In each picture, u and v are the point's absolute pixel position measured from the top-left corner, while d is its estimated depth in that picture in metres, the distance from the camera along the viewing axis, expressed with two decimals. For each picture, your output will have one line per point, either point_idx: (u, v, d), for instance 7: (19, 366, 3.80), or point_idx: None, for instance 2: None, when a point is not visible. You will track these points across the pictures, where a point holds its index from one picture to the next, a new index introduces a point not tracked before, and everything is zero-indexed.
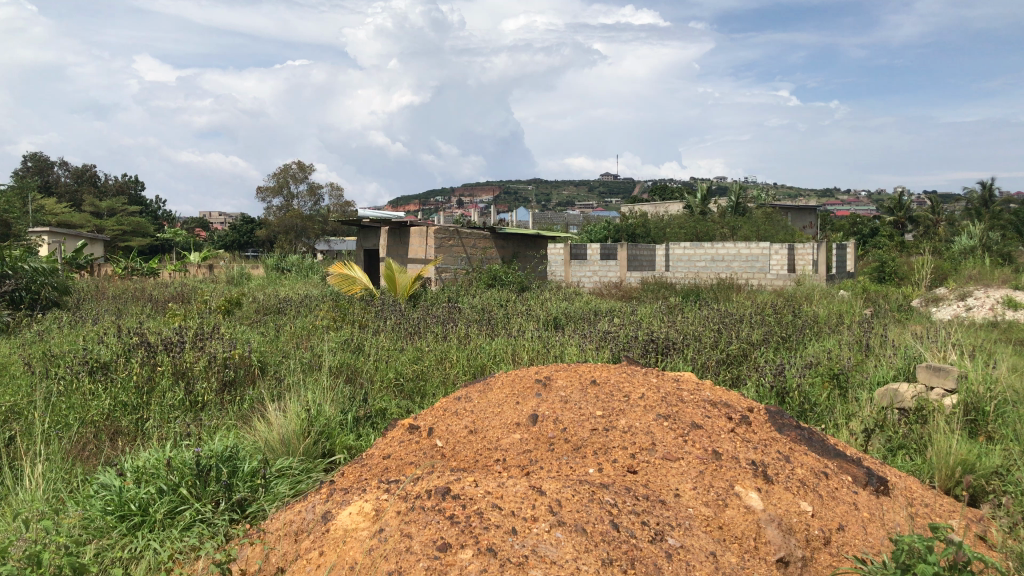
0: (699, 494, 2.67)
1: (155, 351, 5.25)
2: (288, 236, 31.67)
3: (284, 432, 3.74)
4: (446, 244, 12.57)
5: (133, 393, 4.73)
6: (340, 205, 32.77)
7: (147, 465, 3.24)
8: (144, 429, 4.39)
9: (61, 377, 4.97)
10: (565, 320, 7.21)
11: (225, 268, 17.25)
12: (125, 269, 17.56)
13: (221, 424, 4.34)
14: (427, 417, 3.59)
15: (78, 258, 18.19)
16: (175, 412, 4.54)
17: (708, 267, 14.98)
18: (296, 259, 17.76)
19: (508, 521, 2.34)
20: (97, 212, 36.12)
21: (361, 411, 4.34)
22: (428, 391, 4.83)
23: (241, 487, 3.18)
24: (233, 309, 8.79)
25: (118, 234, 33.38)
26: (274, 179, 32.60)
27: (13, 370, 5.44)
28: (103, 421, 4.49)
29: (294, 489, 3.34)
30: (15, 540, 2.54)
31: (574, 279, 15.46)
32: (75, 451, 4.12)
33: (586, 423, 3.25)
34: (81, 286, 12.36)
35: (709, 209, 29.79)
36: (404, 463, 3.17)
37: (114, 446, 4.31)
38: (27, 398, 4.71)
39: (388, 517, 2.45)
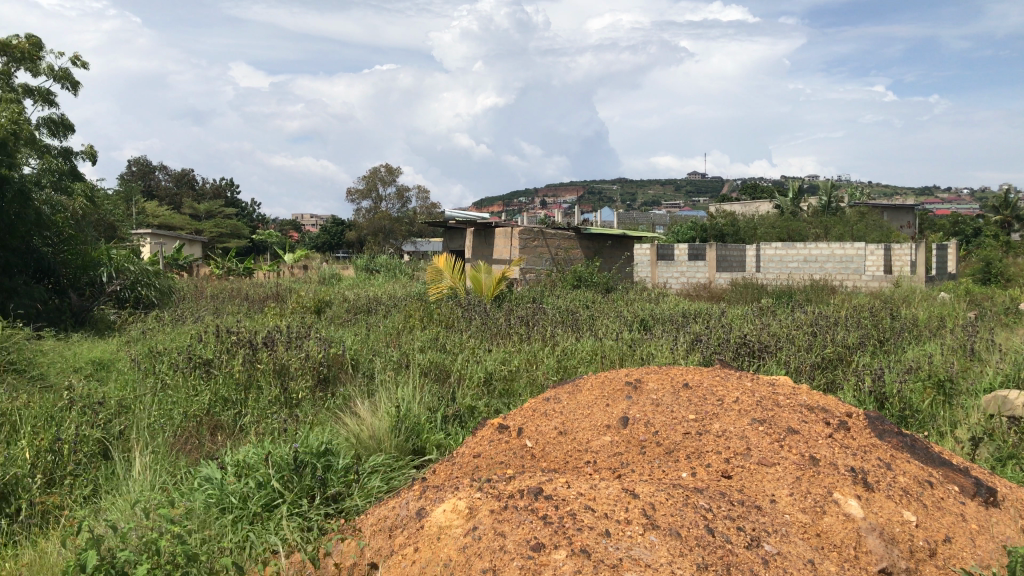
0: (797, 500, 2.61)
1: (254, 348, 5.43)
2: (376, 237, 32.39)
3: (377, 430, 3.84)
4: (531, 245, 12.63)
5: (233, 389, 4.92)
6: (426, 207, 33.18)
7: (247, 460, 3.36)
8: (242, 425, 4.57)
9: (165, 372, 5.20)
10: (652, 321, 7.14)
11: (317, 269, 17.74)
12: (223, 270, 18.24)
13: (316, 420, 4.47)
14: (516, 417, 3.61)
15: (180, 258, 18.98)
16: (272, 408, 4.70)
17: (801, 268, 14.62)
18: (384, 260, 18.11)
19: (601, 523, 2.34)
20: (195, 216, 37.55)
21: (450, 410, 4.38)
22: (517, 391, 4.87)
23: (336, 482, 3.27)
24: (324, 309, 9.04)
25: (215, 236, 34.61)
26: (363, 182, 33.26)
27: (121, 365, 5.72)
28: (204, 416, 4.68)
29: (388, 485, 3.41)
30: (133, 526, 2.67)
31: (661, 280, 15.27)
32: (179, 444, 4.32)
33: (678, 427, 3.22)
34: (182, 286, 12.89)
35: (801, 209, 29.02)
36: (495, 463, 3.20)
37: (214, 440, 4.49)
38: (135, 393, 4.94)
39: (482, 515, 2.48)
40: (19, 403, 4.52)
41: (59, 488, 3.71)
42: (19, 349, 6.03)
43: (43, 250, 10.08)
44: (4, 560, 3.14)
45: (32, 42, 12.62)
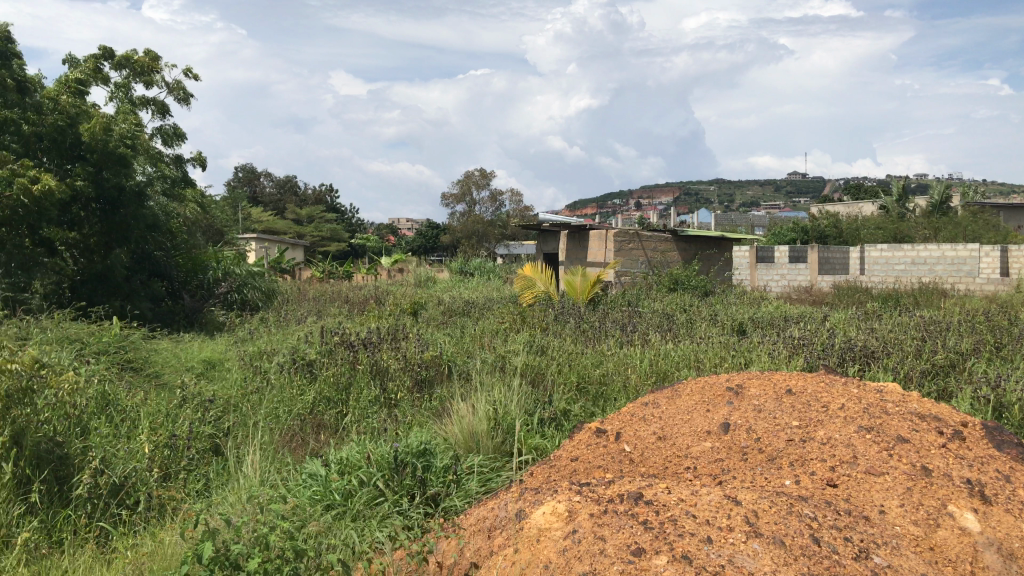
0: (908, 511, 2.53)
1: (354, 350, 5.57)
2: (471, 240, 32.83)
3: (475, 430, 3.90)
4: (626, 248, 12.57)
5: (334, 389, 5.08)
6: (520, 210, 33.32)
7: (350, 458, 3.47)
8: (344, 424, 4.70)
9: (271, 373, 5.39)
10: (752, 326, 6.97)
11: (414, 272, 18.08)
12: (324, 274, 18.80)
13: (415, 421, 4.56)
14: (614, 421, 3.60)
15: (284, 262, 19.64)
16: (372, 408, 4.81)
17: (908, 271, 14.09)
18: (479, 263, 18.30)
19: (703, 529, 2.32)
20: (298, 220, 38.72)
21: (547, 412, 4.39)
22: (612, 394, 4.84)
23: (435, 482, 3.33)
24: (420, 311, 9.21)
25: (315, 240, 35.62)
26: (458, 186, 33.69)
27: (230, 365, 5.95)
28: (308, 415, 4.83)
29: (486, 486, 3.45)
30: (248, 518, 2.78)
31: (760, 283, 15.09)
32: (284, 441, 4.47)
33: (781, 434, 3.16)
34: (286, 289, 13.34)
35: (910, 210, 27.92)
36: (593, 467, 3.21)
37: (318, 438, 4.63)
38: (244, 390, 5.14)
39: (581, 518, 2.48)
40: (137, 400, 4.76)
41: (174, 481, 3.89)
42: (136, 349, 6.34)
43: (157, 254, 10.60)
44: (126, 549, 3.32)
45: (149, 56, 13.24)
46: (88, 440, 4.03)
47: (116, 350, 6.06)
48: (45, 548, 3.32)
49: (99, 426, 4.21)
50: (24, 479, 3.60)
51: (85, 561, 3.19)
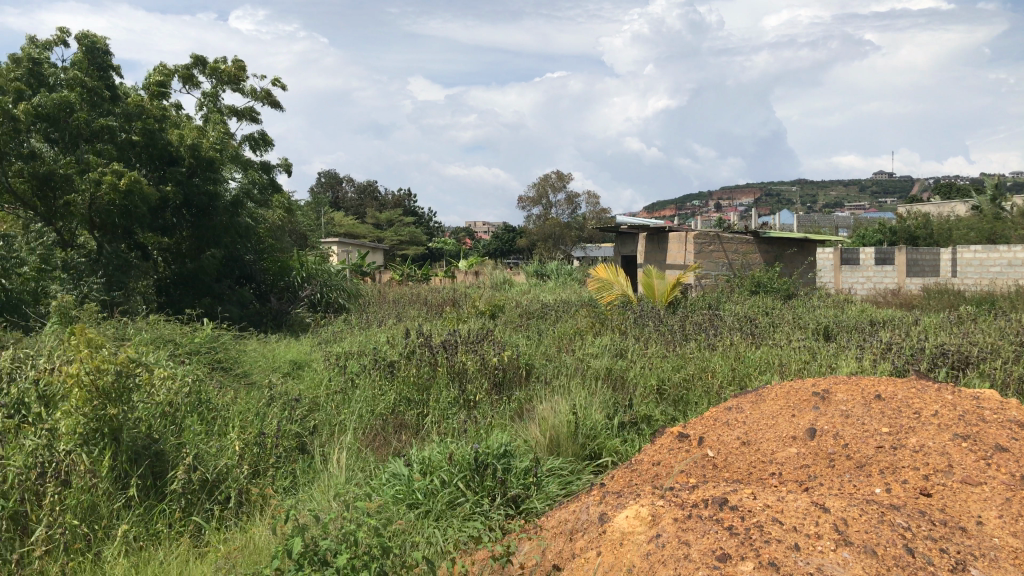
0: (1007, 523, 2.43)
1: (434, 351, 5.63)
2: (547, 243, 32.87)
3: (555, 432, 3.91)
4: (706, 250, 12.40)
5: (414, 390, 5.17)
6: (596, 213, 33.20)
7: (431, 458, 3.53)
8: (424, 424, 4.77)
9: (354, 373, 5.50)
10: (838, 330, 6.78)
11: (492, 275, 18.20)
12: (402, 277, 19.08)
13: (494, 422, 4.58)
14: (696, 425, 3.58)
15: (365, 265, 20.04)
16: (452, 409, 4.87)
17: (1004, 273, 13.48)
18: (556, 266, 18.30)
19: (790, 536, 2.28)
20: (377, 224, 39.39)
21: (627, 416, 4.35)
22: (692, 399, 4.78)
23: (516, 484, 3.35)
24: (498, 314, 9.26)
25: (395, 243, 36.16)
26: (535, 189, 33.75)
27: (314, 365, 6.10)
28: (389, 414, 4.92)
29: (566, 489, 3.47)
30: (337, 515, 2.85)
31: (845, 286, 14.70)
32: (367, 440, 4.57)
33: (871, 440, 3.09)
34: (367, 291, 13.60)
35: (1005, 210, 26.75)
36: (676, 471, 3.19)
37: (398, 437, 4.71)
38: (327, 391, 5.26)
39: (665, 523, 2.47)
40: (227, 399, 4.92)
41: (263, 478, 4.02)
42: (226, 350, 6.55)
43: (245, 258, 10.94)
44: (219, 542, 3.45)
45: (235, 65, 13.65)
46: (182, 437, 4.19)
47: (207, 350, 6.28)
48: (143, 539, 3.47)
49: (192, 424, 4.37)
50: (122, 473, 3.76)
51: (180, 554, 3.32)
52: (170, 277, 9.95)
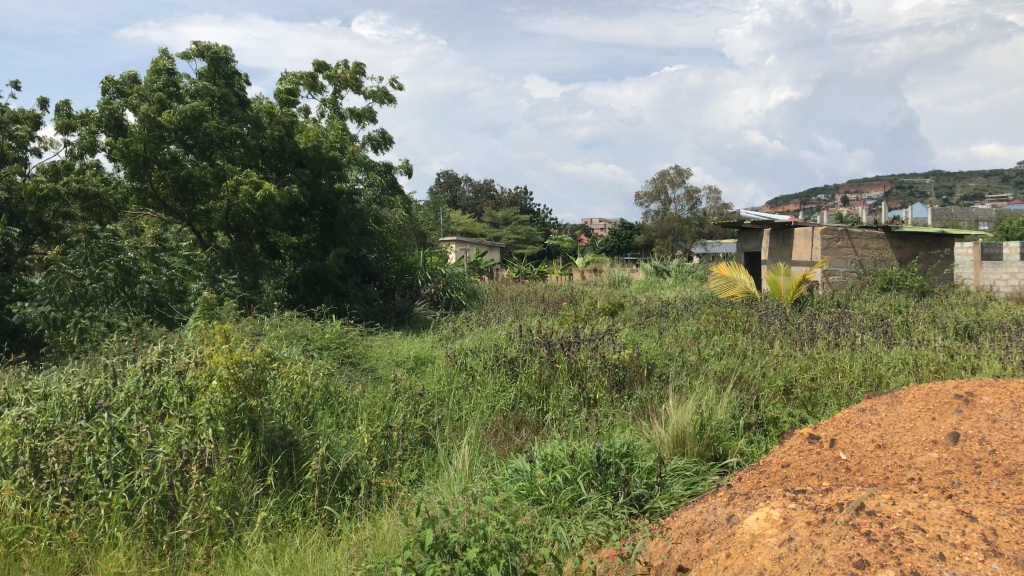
0: None
1: (554, 349, 5.62)
2: (666, 239, 32.46)
3: (677, 432, 3.87)
4: (834, 246, 11.98)
5: (534, 387, 5.20)
6: (717, 208, 32.51)
7: (554, 454, 3.56)
8: (546, 421, 4.80)
9: (476, 371, 5.57)
10: (979, 330, 6.40)
11: (610, 273, 18.09)
12: (520, 275, 19.24)
13: (617, 421, 4.57)
14: (828, 427, 3.48)
15: (483, 264, 20.32)
16: (573, 407, 4.89)
17: None
18: (675, 263, 18.02)
19: (934, 545, 2.18)
20: (494, 224, 39.87)
21: (752, 417, 4.25)
22: (821, 401, 4.62)
23: (639, 483, 3.35)
24: (618, 312, 9.22)
25: (512, 241, 36.50)
26: (653, 185, 33.35)
27: (437, 361, 6.24)
28: (510, 411, 4.98)
29: (690, 489, 3.43)
30: (465, 507, 2.92)
31: (986, 282, 13.88)
32: (489, 436, 4.64)
33: (1021, 446, 2.91)
34: (487, 289, 13.76)
35: None
36: (806, 473, 3.10)
37: (519, 433, 4.76)
38: (449, 387, 5.35)
39: (797, 526, 2.42)
40: (354, 392, 5.09)
41: (390, 470, 4.14)
42: (353, 345, 6.79)
43: (368, 257, 11.24)
44: (351, 531, 3.59)
45: (353, 69, 14.08)
46: (314, 429, 4.36)
47: (337, 346, 6.53)
48: (280, 526, 3.63)
49: (323, 416, 4.56)
50: (261, 462, 3.96)
51: (315, 541, 3.47)
52: (298, 275, 10.33)
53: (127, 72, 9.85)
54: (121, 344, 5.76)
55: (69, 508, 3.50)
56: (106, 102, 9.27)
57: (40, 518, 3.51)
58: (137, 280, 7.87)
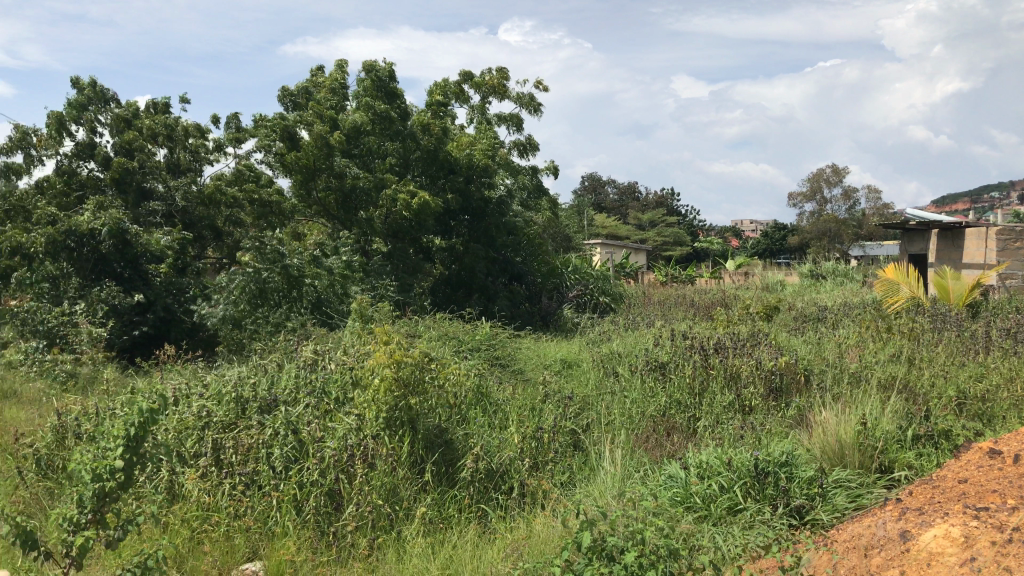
0: None
1: (708, 354, 5.48)
2: (821, 241, 31.17)
3: (839, 443, 3.73)
4: (1012, 247, 11.18)
5: (687, 392, 5.12)
6: (877, 207, 30.94)
7: (709, 462, 3.50)
8: (699, 428, 4.75)
9: (626, 374, 5.53)
10: None
11: (762, 275, 17.54)
12: (667, 278, 18.96)
13: (775, 430, 4.45)
14: (1010, 442, 3.27)
15: (629, 266, 20.14)
16: (728, 415, 4.80)
17: None
18: (831, 265, 17.25)
19: None
20: (640, 225, 39.47)
21: (922, 428, 4.01)
22: (1001, 415, 4.32)
23: (799, 493, 3.25)
24: (772, 316, 8.94)
25: (659, 244, 36.02)
26: (807, 184, 32.10)
27: (585, 364, 6.23)
28: (661, 417, 4.93)
29: (855, 502, 3.29)
30: (623, 512, 2.91)
31: None
32: (639, 441, 4.62)
33: None
34: (633, 292, 13.66)
35: None
36: (986, 489, 2.92)
37: (671, 440, 4.71)
38: (599, 391, 5.35)
39: (981, 546, 2.35)
40: (506, 393, 5.18)
41: (543, 471, 4.20)
42: (503, 347, 6.90)
43: (516, 260, 11.39)
44: (506, 530, 3.67)
45: (500, 74, 14.29)
46: (468, 428, 4.47)
47: (487, 348, 6.67)
48: (437, 522, 3.76)
49: (476, 415, 4.65)
50: (418, 458, 4.10)
51: (470, 538, 3.57)
52: (448, 277, 10.61)
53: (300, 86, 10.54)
54: (287, 344, 6.09)
55: (244, 497, 3.74)
56: (281, 118, 9.69)
57: (218, 506, 3.73)
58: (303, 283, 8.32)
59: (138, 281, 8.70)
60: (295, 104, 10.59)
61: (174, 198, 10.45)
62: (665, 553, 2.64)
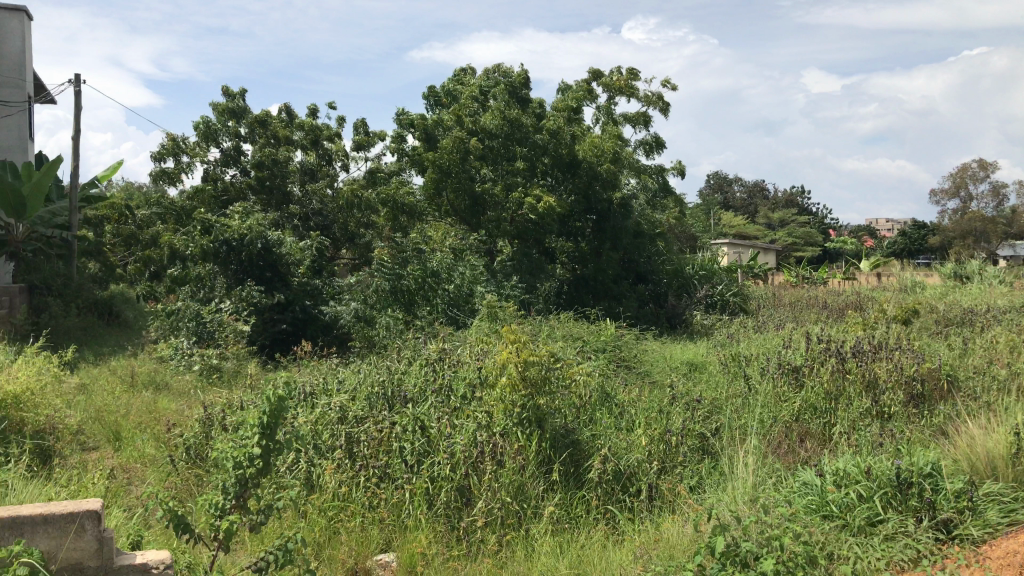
0: None
1: (845, 358, 5.26)
2: (965, 240, 29.50)
3: (991, 454, 3.53)
4: None
5: (822, 396, 4.96)
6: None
7: (846, 470, 3.37)
8: (835, 434, 4.62)
9: (757, 376, 5.38)
10: None
11: (900, 276, 16.75)
12: (797, 279, 18.38)
13: (916, 438, 4.26)
14: None
15: (756, 267, 19.64)
16: (865, 421, 4.65)
17: None
18: (976, 266, 16.28)
19: None
20: (768, 224, 38.38)
21: None
22: None
23: (946, 506, 3.09)
24: (912, 318, 8.54)
25: (788, 244, 34.95)
26: (950, 180, 30.43)
27: (712, 367, 6.11)
28: (794, 421, 4.82)
29: (1007, 517, 3.11)
30: (758, 518, 2.87)
31: None
32: (771, 445, 4.52)
33: None
34: (762, 293, 13.30)
35: None
36: None
37: (804, 447, 4.59)
38: (728, 393, 5.24)
39: None
40: (632, 394, 5.14)
41: (671, 474, 4.16)
42: (629, 348, 6.87)
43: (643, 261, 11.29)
44: (634, 532, 3.66)
45: (627, 73, 14.19)
46: (594, 429, 4.46)
47: (612, 349, 6.65)
48: (565, 521, 3.78)
49: (602, 417, 4.63)
50: (546, 458, 4.14)
51: (600, 538, 3.59)
52: (573, 277, 10.63)
53: (443, 88, 11.11)
54: (417, 342, 6.25)
55: (378, 489, 3.86)
56: (421, 118, 10.24)
57: (353, 497, 3.87)
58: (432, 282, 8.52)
59: (277, 283, 9.08)
60: (438, 104, 11.19)
61: (310, 200, 10.97)
62: (803, 561, 2.61)
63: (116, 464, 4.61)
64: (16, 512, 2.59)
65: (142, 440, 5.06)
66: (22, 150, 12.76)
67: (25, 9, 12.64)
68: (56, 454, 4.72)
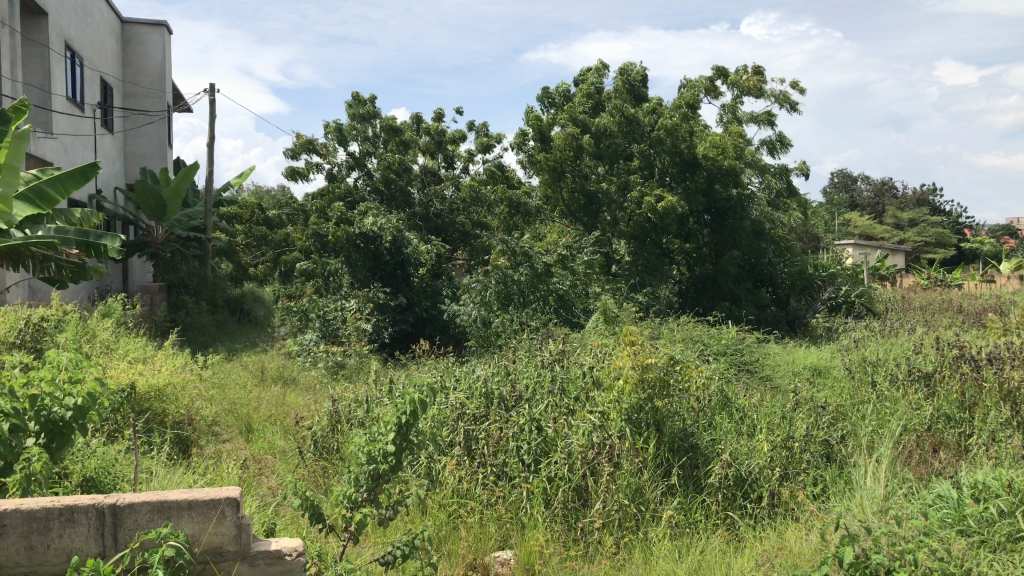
0: None
1: (982, 365, 4.97)
2: None
3: None
4: None
5: (956, 405, 4.72)
6: None
7: (986, 483, 3.21)
8: (971, 445, 4.40)
9: (885, 383, 5.16)
10: None
11: None
12: (930, 282, 17.44)
13: None
14: None
15: (885, 268, 18.77)
16: (1005, 431, 4.40)
17: None
18: None
19: None
20: (898, 224, 36.64)
21: None
22: None
23: None
24: None
25: (919, 245, 33.25)
26: None
27: (837, 372, 5.89)
28: (925, 431, 4.62)
29: None
30: (889, 528, 2.77)
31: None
32: (901, 455, 4.35)
33: None
34: (892, 296, 12.71)
35: None
36: None
37: (937, 457, 4.40)
38: (854, 400, 5.05)
39: None
40: (753, 398, 5.01)
41: (794, 482, 4.05)
42: (749, 351, 6.69)
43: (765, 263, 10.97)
44: (755, 540, 3.59)
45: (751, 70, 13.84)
46: (714, 434, 4.36)
47: (733, 352, 6.49)
48: (684, 526, 3.74)
49: (722, 420, 4.53)
50: (664, 461, 4.09)
51: (719, 545, 3.53)
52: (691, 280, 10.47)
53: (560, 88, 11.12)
54: (533, 342, 6.28)
55: (496, 486, 3.91)
56: (536, 118, 10.24)
57: (473, 493, 3.93)
58: (548, 282, 8.56)
59: (399, 283, 9.31)
60: (554, 104, 11.20)
61: (430, 202, 11.20)
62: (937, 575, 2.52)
63: (249, 455, 4.83)
64: (164, 496, 2.76)
65: (272, 433, 5.29)
66: (162, 157, 13.44)
67: (165, 24, 13.42)
68: (193, 445, 4.99)
